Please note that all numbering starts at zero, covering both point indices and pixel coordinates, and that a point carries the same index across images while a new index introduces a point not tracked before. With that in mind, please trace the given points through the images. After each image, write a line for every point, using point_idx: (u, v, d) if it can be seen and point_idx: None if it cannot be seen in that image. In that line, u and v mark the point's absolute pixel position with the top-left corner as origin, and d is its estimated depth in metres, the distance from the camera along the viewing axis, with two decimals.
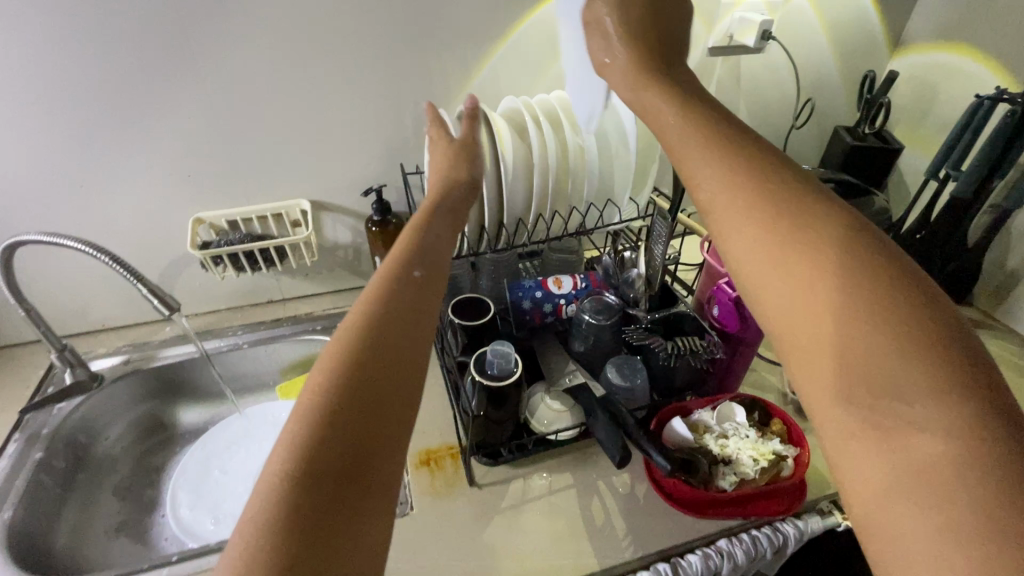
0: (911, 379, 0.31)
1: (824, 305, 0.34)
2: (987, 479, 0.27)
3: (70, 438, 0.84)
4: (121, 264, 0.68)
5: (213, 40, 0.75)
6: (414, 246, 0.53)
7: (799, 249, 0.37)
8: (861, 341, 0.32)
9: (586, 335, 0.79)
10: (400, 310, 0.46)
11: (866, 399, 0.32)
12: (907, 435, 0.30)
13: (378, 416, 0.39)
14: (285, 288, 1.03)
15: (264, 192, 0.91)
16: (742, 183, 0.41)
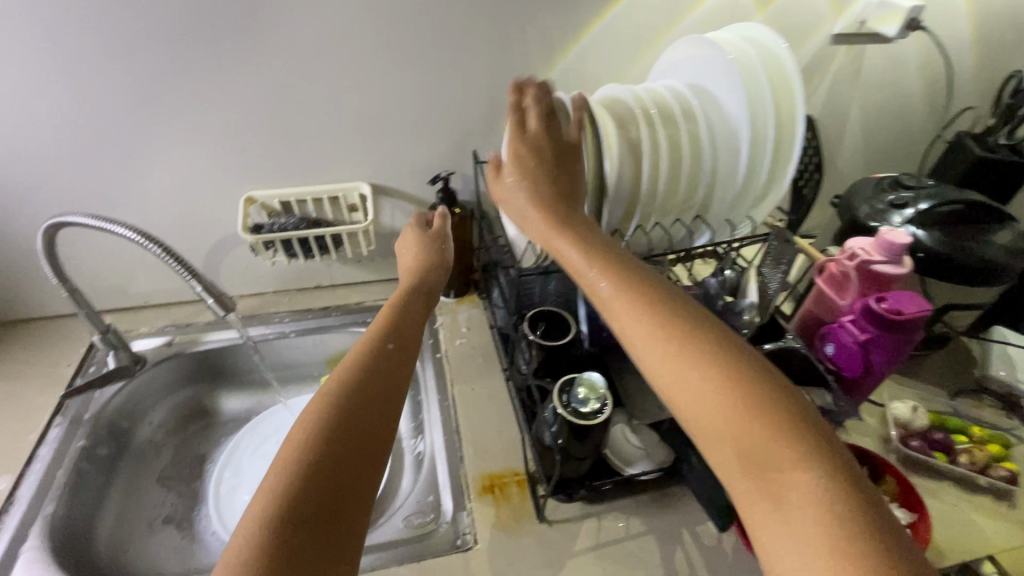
0: (783, 446, 0.35)
1: (716, 379, 0.39)
2: (847, 538, 0.31)
3: (112, 423, 0.79)
4: (173, 256, 0.61)
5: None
6: (393, 323, 0.56)
7: (694, 342, 0.42)
8: (745, 412, 0.37)
9: None
10: (372, 376, 0.47)
11: (770, 483, 0.34)
12: (789, 494, 0.34)
13: (344, 483, 0.39)
14: (335, 274, 0.96)
15: (321, 171, 0.82)
16: (613, 285, 0.47)
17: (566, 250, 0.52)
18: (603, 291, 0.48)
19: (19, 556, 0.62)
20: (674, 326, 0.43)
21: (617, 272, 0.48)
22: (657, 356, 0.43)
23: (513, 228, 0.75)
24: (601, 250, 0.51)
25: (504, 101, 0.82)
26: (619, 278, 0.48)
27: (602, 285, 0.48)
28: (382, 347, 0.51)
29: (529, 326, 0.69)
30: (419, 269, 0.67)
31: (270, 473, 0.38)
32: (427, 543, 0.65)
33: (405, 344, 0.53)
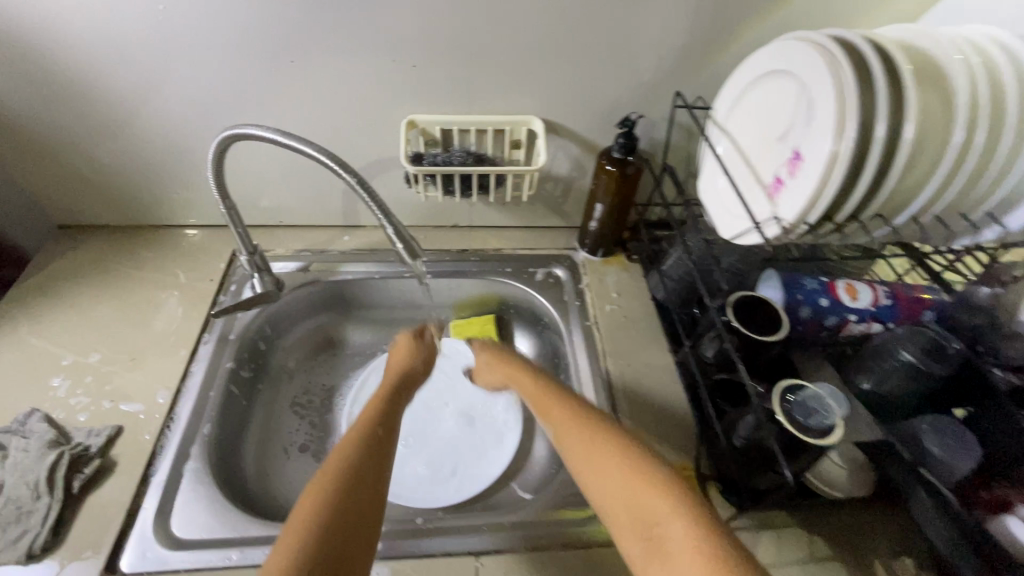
0: (674, 515, 0.43)
1: (619, 473, 0.48)
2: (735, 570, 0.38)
3: (253, 345, 0.78)
4: (366, 190, 0.53)
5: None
6: (386, 404, 0.59)
7: (636, 456, 0.49)
8: (654, 499, 0.45)
9: (887, 372, 0.61)
10: (377, 441, 0.53)
11: (652, 541, 0.43)
12: (669, 555, 0.41)
13: (346, 531, 0.45)
14: (476, 214, 0.87)
15: (491, 99, 0.71)
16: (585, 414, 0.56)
17: (554, 392, 0.62)
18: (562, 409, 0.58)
19: (184, 473, 0.61)
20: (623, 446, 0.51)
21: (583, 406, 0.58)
22: (598, 465, 0.50)
23: (722, 194, 0.62)
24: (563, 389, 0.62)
25: (725, 33, 0.66)
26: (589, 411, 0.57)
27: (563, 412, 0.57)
28: (387, 416, 0.57)
29: (733, 309, 0.60)
30: (403, 358, 0.69)
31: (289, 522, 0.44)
32: (590, 529, 0.60)
33: (388, 421, 0.56)
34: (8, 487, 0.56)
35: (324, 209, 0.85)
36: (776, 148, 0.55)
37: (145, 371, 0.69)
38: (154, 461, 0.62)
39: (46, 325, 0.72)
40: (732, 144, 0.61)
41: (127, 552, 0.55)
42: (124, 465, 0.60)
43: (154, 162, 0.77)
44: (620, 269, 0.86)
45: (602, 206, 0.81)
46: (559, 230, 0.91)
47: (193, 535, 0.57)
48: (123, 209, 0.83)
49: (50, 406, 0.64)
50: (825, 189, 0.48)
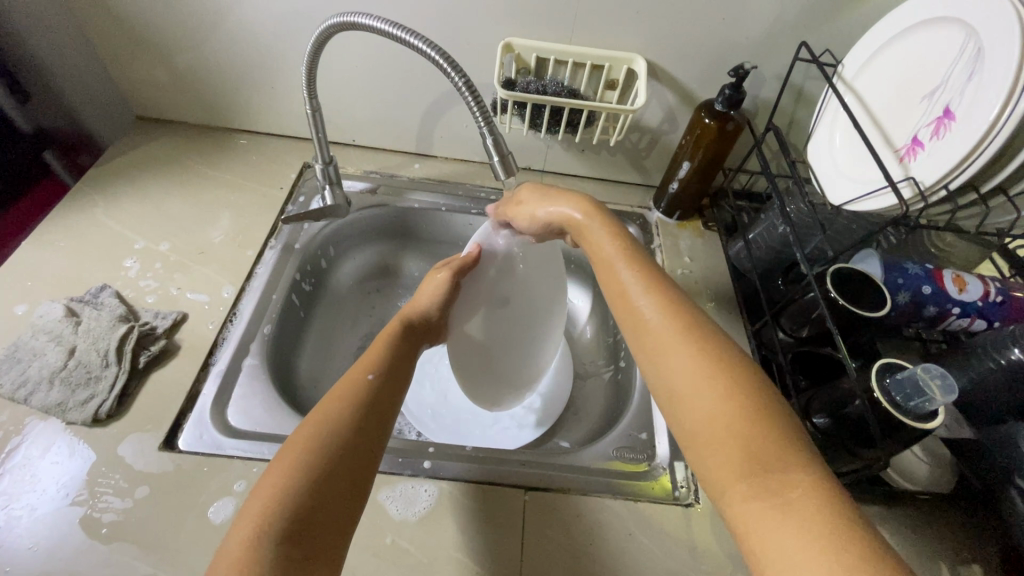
0: (793, 454, 0.36)
1: (718, 390, 0.40)
2: (836, 525, 0.32)
3: (316, 258, 0.77)
4: (473, 90, 0.49)
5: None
6: (387, 355, 0.52)
7: (790, 498, 0.34)
8: (764, 434, 0.37)
9: (991, 373, 0.56)
10: (328, 465, 0.39)
11: (751, 458, 0.37)
12: (787, 484, 0.35)
13: (324, 491, 0.38)
14: (552, 159, 0.84)
15: (593, 32, 0.67)
16: (729, 398, 0.40)
17: (649, 312, 0.47)
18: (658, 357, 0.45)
19: (243, 367, 0.62)
20: (753, 472, 0.36)
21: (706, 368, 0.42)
22: (687, 395, 0.42)
23: (841, 158, 0.57)
24: (672, 317, 0.46)
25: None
26: (726, 377, 0.41)
27: (664, 367, 0.44)
28: (353, 414, 0.43)
29: (830, 282, 0.56)
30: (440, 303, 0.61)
31: (277, 464, 0.39)
32: (642, 484, 0.58)
33: (397, 374, 0.50)
34: (79, 351, 0.56)
35: (399, 133, 0.83)
36: (926, 107, 0.50)
37: (213, 265, 0.69)
38: (215, 350, 0.62)
39: (121, 209, 0.72)
40: (865, 102, 0.56)
41: (185, 432, 0.55)
42: (189, 349, 0.61)
43: (236, 58, 0.74)
44: (695, 235, 0.82)
45: (689, 165, 0.76)
46: (633, 188, 0.87)
47: (245, 427, 0.57)
48: (200, 107, 0.82)
49: (121, 285, 0.65)
50: (965, 150, 0.43)
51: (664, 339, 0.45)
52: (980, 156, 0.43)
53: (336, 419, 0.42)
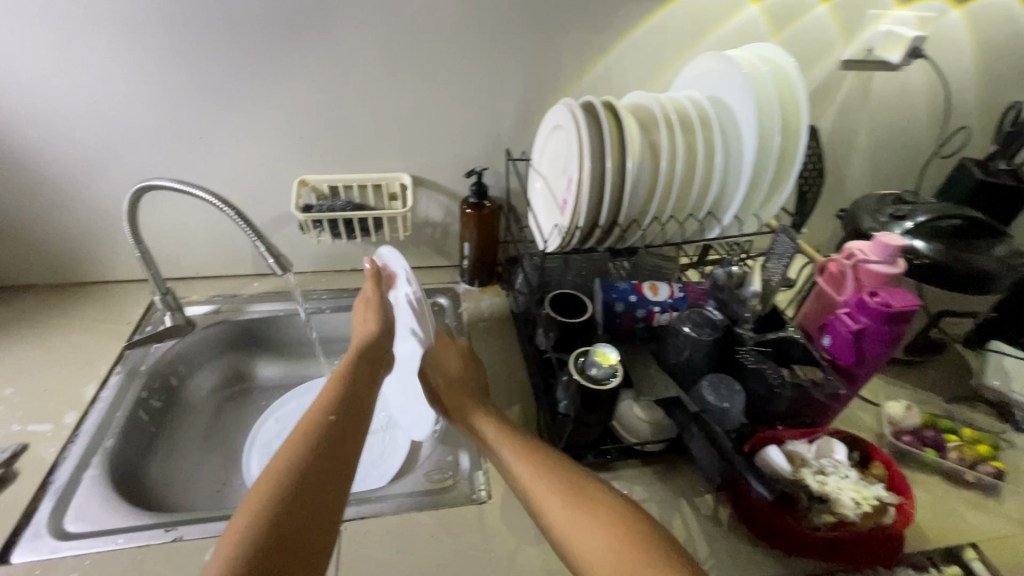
0: (595, 486, 0.51)
1: (530, 459, 0.55)
2: (626, 523, 0.47)
3: (164, 377, 0.87)
4: (244, 219, 0.68)
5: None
6: (344, 390, 0.56)
7: (597, 508, 0.49)
8: (575, 475, 0.53)
9: (680, 347, 0.76)
10: (308, 500, 0.44)
11: (570, 488, 0.51)
12: (595, 500, 0.50)
13: (303, 520, 0.43)
14: (370, 258, 1.03)
15: (365, 162, 0.90)
16: (544, 456, 0.56)
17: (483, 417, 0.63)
18: (522, 471, 0.55)
19: (84, 478, 0.69)
20: (572, 498, 0.50)
21: (559, 469, 0.54)
22: (516, 462, 0.56)
23: (540, 220, 0.82)
24: (519, 443, 0.58)
25: (537, 105, 0.89)
26: (533, 448, 0.57)
27: (529, 476, 0.54)
28: (327, 450, 0.49)
29: (550, 306, 0.77)
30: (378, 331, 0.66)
31: (250, 497, 0.43)
32: (446, 496, 0.70)
33: (352, 405, 0.54)
34: None
35: (236, 259, 0.99)
36: (562, 179, 0.75)
37: (57, 399, 0.77)
38: (55, 470, 0.69)
39: None
40: (546, 179, 0.80)
41: (19, 546, 0.61)
42: (27, 475, 0.68)
43: (76, 224, 0.89)
44: (494, 295, 1.02)
45: (470, 244, 0.99)
46: (443, 269, 1.08)
47: (82, 528, 0.64)
48: (48, 269, 0.94)
49: None
50: (580, 198, 0.68)
51: (490, 432, 0.61)
52: (580, 203, 0.68)
53: (305, 456, 0.47)
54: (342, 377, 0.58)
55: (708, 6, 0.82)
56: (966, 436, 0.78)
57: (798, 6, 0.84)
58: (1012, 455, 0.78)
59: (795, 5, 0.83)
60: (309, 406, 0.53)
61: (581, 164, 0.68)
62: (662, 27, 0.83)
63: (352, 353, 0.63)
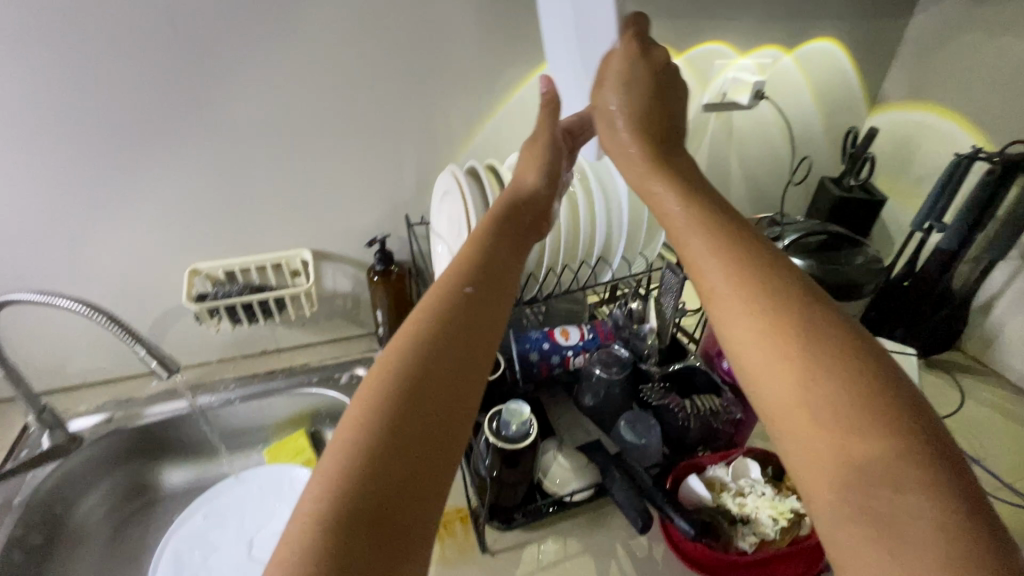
0: (838, 342, 0.37)
1: (787, 307, 0.39)
2: (883, 413, 0.34)
3: (45, 507, 0.78)
4: (116, 323, 0.65)
5: (212, 82, 0.73)
6: (472, 261, 0.48)
7: (834, 382, 0.36)
8: (815, 343, 0.37)
9: (596, 388, 0.77)
10: (416, 430, 0.37)
11: (795, 353, 0.37)
12: (855, 362, 0.36)
13: (415, 455, 0.36)
14: (281, 337, 0.99)
15: (262, 243, 0.88)
16: (770, 318, 0.39)
17: (694, 228, 0.45)
18: (724, 306, 0.41)
19: None
20: (789, 344, 0.38)
21: (808, 318, 0.39)
22: (704, 266, 0.43)
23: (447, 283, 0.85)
24: (751, 254, 0.42)
25: (431, 170, 0.92)
26: (776, 275, 0.41)
27: (742, 317, 0.40)
28: (414, 385, 0.39)
29: None
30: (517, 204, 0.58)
31: (335, 441, 0.36)
32: None
33: (490, 280, 0.47)
34: None
35: (129, 360, 0.92)
36: (460, 242, 0.79)
37: None
38: None
39: None
40: (447, 241, 0.83)
41: None
42: None
43: None
44: None
45: (383, 310, 0.97)
46: (361, 338, 1.06)
47: None
48: None
49: None
50: None
51: (698, 252, 0.44)
52: None
53: (404, 366, 0.39)
54: (464, 253, 0.49)
55: None
56: None
57: None
58: None
59: None
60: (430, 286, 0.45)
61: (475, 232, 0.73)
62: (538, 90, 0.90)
63: (474, 233, 0.52)
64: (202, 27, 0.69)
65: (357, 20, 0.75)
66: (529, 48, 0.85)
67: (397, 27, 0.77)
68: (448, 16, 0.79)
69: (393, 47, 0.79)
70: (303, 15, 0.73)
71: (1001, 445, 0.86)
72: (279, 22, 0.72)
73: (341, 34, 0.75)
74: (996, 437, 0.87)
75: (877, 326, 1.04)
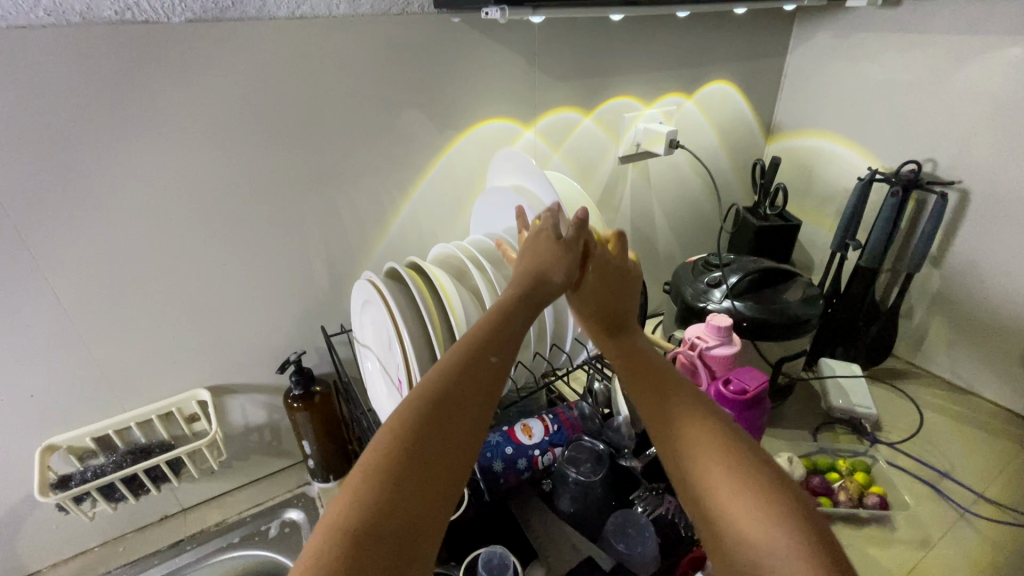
0: (754, 448, 0.43)
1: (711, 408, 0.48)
2: (789, 502, 0.39)
3: None
4: None
5: (46, 213, 0.58)
6: (496, 325, 0.53)
7: (749, 473, 0.41)
8: (740, 443, 0.44)
9: (574, 490, 0.70)
10: (424, 468, 0.40)
11: (726, 446, 0.43)
12: (765, 462, 0.42)
13: (419, 497, 0.39)
14: (183, 496, 0.81)
15: (144, 392, 0.71)
16: (703, 414, 0.47)
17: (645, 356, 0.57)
18: (676, 403, 0.49)
19: None
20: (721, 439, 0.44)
21: (721, 416, 0.47)
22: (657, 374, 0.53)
23: (384, 398, 0.74)
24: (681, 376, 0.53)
25: (345, 268, 0.80)
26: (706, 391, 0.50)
27: (682, 410, 0.48)
28: (429, 424, 0.43)
29: None
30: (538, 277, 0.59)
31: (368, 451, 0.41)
32: None
33: (509, 349, 0.52)
34: None
35: None
36: (391, 354, 0.68)
37: None
38: None
39: None
40: (378, 353, 0.72)
41: None
42: None
43: None
44: None
45: (310, 438, 0.82)
46: (288, 470, 0.89)
47: None
48: None
49: None
50: (415, 376, 0.64)
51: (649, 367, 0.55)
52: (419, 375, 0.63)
53: (427, 404, 0.44)
54: (495, 313, 0.55)
55: (486, 140, 0.84)
56: (844, 469, 0.81)
57: (567, 123, 0.90)
58: (881, 469, 0.84)
59: (564, 123, 0.89)
60: (462, 343, 0.50)
61: (407, 338, 0.63)
62: (450, 167, 0.83)
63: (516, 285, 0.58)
64: (20, 150, 0.54)
65: (232, 118, 0.64)
66: (435, 123, 0.78)
67: (283, 120, 0.67)
68: (339, 103, 0.70)
69: (281, 142, 0.68)
70: (162, 120, 0.60)
71: (961, 451, 0.88)
72: (130, 131, 0.59)
73: (215, 136, 0.64)
74: (955, 444, 0.89)
75: (819, 347, 1.06)
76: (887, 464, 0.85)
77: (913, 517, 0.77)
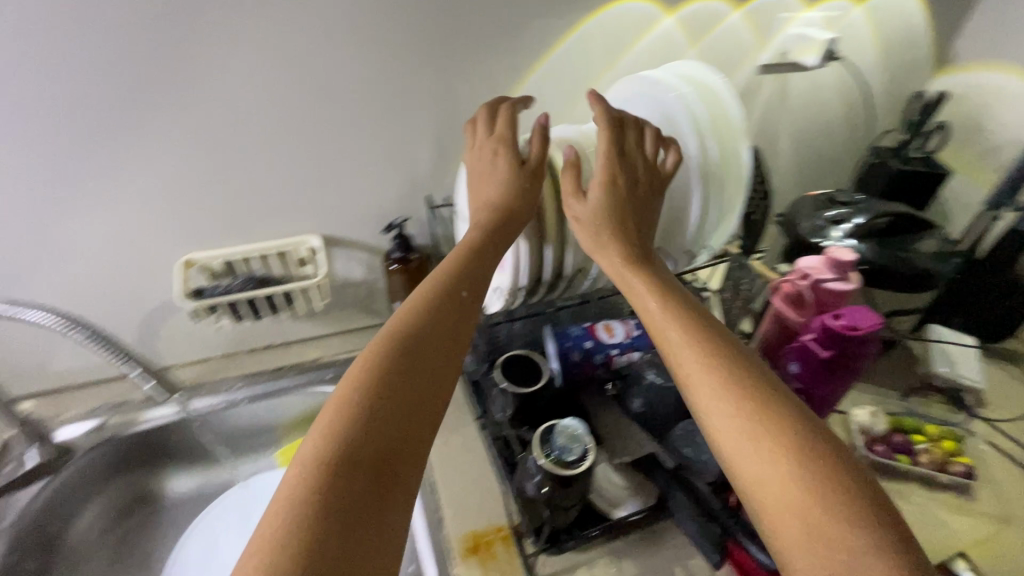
0: (797, 420, 0.42)
1: (759, 374, 0.45)
2: (826, 477, 0.38)
3: (42, 530, 0.71)
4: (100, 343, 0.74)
5: (199, 43, 0.61)
6: (461, 267, 0.56)
7: (787, 449, 0.40)
8: (783, 415, 0.42)
9: (648, 391, 0.71)
10: (398, 401, 0.42)
11: (763, 422, 0.42)
12: (798, 435, 0.41)
13: (401, 429, 0.41)
14: (287, 330, 0.90)
15: (264, 229, 0.78)
16: (738, 384, 0.44)
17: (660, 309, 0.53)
18: (704, 373, 0.46)
19: None
20: (761, 413, 0.42)
21: (760, 382, 0.45)
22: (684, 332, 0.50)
23: None
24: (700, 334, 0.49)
25: (454, 142, 0.80)
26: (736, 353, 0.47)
27: (719, 377, 0.46)
28: (403, 359, 0.45)
29: (500, 372, 0.67)
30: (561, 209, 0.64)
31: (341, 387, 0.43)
32: None
33: (476, 288, 0.55)
34: None
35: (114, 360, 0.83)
36: None
37: None
38: None
39: None
40: None
41: None
42: None
43: None
44: None
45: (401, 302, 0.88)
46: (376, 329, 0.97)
47: None
48: None
49: None
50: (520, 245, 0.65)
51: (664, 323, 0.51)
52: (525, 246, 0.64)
53: (397, 342, 0.46)
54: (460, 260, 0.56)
55: (621, 21, 0.77)
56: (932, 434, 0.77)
57: (712, 15, 0.80)
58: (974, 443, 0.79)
59: (709, 14, 0.80)
60: (433, 286, 0.53)
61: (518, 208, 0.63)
62: (579, 48, 0.78)
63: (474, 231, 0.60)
64: None
65: None
66: None
67: None
68: None
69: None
70: None
71: None
72: None
73: None
74: None
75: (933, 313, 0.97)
76: (981, 441, 0.80)
77: (997, 494, 0.73)
